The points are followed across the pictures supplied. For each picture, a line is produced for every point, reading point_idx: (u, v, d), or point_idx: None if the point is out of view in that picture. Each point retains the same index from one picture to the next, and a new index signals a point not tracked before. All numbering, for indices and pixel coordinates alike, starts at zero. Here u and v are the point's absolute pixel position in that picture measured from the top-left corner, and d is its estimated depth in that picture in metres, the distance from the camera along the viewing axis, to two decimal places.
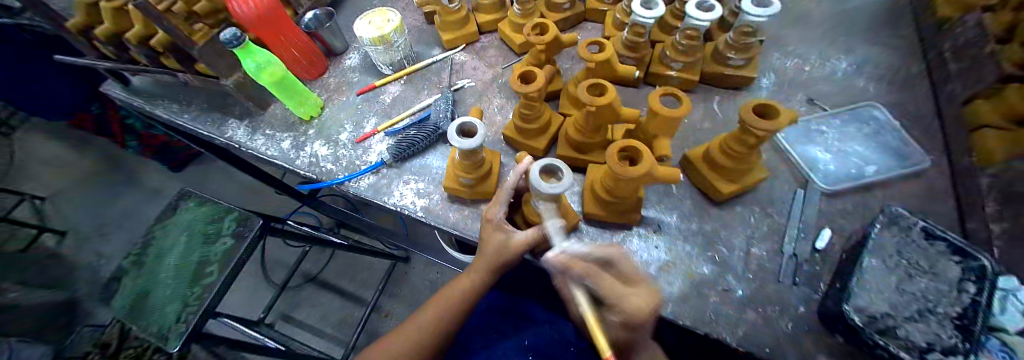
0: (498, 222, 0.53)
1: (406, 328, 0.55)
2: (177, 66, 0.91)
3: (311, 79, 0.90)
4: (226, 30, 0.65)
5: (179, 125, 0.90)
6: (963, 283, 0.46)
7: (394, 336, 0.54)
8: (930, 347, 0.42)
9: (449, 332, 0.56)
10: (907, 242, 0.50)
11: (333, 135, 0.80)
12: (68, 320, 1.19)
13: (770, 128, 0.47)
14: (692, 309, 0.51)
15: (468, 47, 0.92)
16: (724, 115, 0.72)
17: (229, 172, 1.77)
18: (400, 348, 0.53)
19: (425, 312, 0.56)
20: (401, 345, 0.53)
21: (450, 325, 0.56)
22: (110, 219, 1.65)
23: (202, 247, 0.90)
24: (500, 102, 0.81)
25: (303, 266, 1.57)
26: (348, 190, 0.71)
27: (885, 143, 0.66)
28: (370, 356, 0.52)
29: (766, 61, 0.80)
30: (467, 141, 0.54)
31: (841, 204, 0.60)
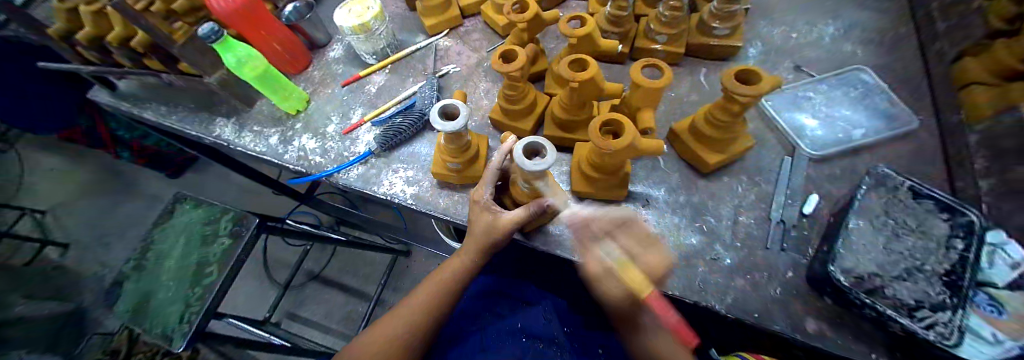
0: (485, 203, 0.54)
1: (401, 312, 0.56)
2: (161, 67, 0.91)
3: (295, 73, 0.89)
4: (204, 25, 0.65)
5: (167, 126, 0.90)
6: (951, 240, 0.46)
7: (388, 320, 0.55)
8: (919, 304, 0.43)
9: (444, 315, 0.57)
10: (895, 202, 0.50)
11: (320, 128, 0.80)
12: (76, 329, 1.20)
13: (753, 93, 0.46)
14: (682, 279, 0.51)
15: (452, 32, 0.91)
16: (710, 86, 0.71)
17: (225, 175, 1.77)
18: (396, 333, 0.53)
19: (418, 296, 0.57)
20: (397, 330, 0.53)
21: (446, 309, 0.56)
22: (111, 228, 1.66)
23: (200, 248, 0.91)
24: (486, 86, 0.80)
25: (305, 264, 1.58)
26: (338, 182, 0.71)
27: (874, 106, 0.66)
28: (367, 343, 0.53)
29: (753, 31, 0.79)
30: (450, 124, 0.54)
31: (828, 169, 0.60)
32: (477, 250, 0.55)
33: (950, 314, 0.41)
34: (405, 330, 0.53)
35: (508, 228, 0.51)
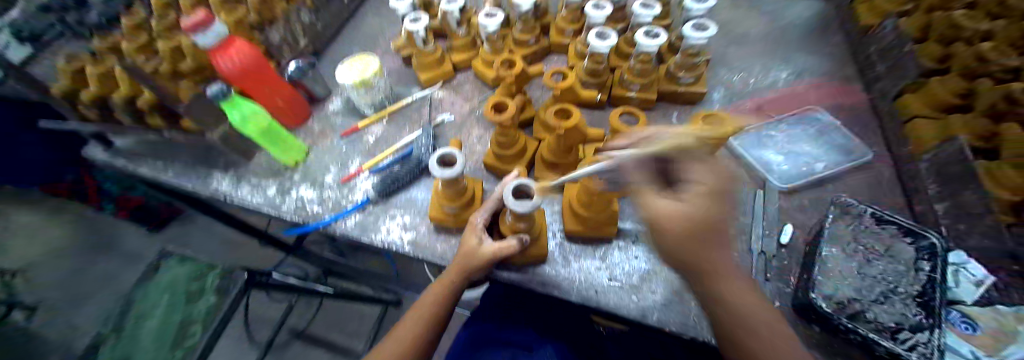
0: (477, 226, 0.58)
1: (383, 350, 0.52)
2: (163, 124, 0.94)
3: (295, 126, 0.94)
4: (213, 86, 0.70)
5: (163, 180, 0.91)
6: (918, 262, 0.50)
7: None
8: (898, 326, 0.45)
9: (425, 350, 0.54)
10: (860, 228, 0.55)
11: (318, 177, 0.82)
12: None
13: (721, 135, 0.52)
14: (677, 314, 0.53)
15: (446, 84, 0.97)
16: (684, 128, 0.78)
17: (212, 226, 1.74)
18: None
19: (402, 328, 0.54)
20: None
21: (430, 344, 0.54)
22: (84, 288, 1.57)
23: (184, 308, 0.88)
24: (479, 133, 0.86)
25: (290, 320, 1.52)
26: (334, 231, 0.72)
27: (831, 141, 0.73)
28: None
29: (716, 77, 0.88)
30: (448, 171, 0.57)
31: (798, 200, 0.64)
32: (455, 278, 0.55)
33: (928, 335, 0.44)
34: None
35: (490, 256, 0.53)
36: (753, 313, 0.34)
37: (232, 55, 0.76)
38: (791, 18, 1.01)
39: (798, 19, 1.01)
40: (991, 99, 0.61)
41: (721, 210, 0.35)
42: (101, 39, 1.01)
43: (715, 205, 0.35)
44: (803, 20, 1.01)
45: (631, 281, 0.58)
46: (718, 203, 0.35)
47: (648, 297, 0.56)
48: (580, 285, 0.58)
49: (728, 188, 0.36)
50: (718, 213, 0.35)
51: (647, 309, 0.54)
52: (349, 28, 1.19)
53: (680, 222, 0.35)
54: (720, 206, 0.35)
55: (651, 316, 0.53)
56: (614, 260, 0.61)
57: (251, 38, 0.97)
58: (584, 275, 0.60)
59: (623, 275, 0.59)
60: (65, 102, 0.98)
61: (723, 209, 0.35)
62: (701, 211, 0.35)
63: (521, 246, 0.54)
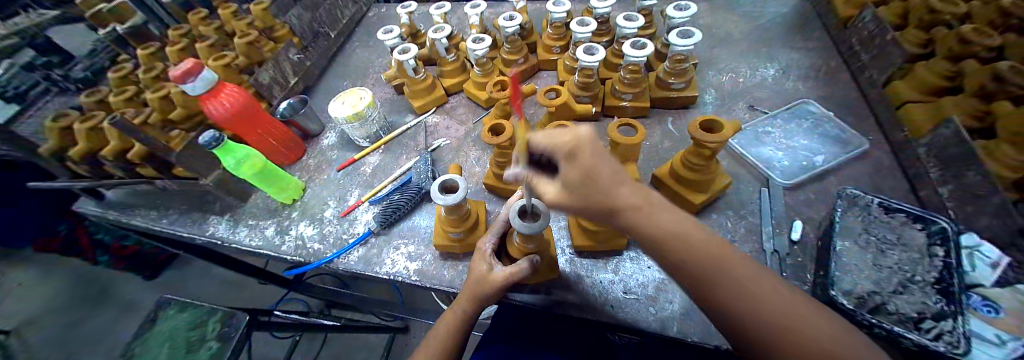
0: (485, 252, 0.57)
1: None
2: (155, 173, 0.92)
3: (291, 163, 0.93)
4: (204, 133, 0.68)
5: (157, 230, 0.89)
6: (932, 248, 0.50)
7: None
8: (921, 316, 0.44)
9: None
10: (870, 219, 0.55)
11: (318, 213, 0.81)
12: None
13: (720, 138, 0.52)
14: (698, 323, 0.52)
15: (439, 109, 0.98)
16: (680, 132, 0.78)
17: (210, 269, 1.70)
18: None
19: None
20: None
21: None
22: (80, 344, 1.52)
23: (185, 357, 0.85)
24: (477, 154, 0.85)
25: (295, 358, 1.47)
26: (338, 267, 0.70)
27: (826, 133, 0.74)
28: None
29: (704, 80, 0.90)
30: (450, 197, 0.57)
31: (803, 195, 0.64)
32: (469, 306, 0.53)
33: (953, 322, 0.42)
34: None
35: (501, 281, 0.51)
36: (691, 255, 0.32)
37: (223, 100, 0.76)
38: (770, 16, 1.04)
39: (777, 16, 1.04)
40: (978, 80, 0.63)
41: (588, 171, 0.32)
42: (89, 94, 1.01)
43: (580, 171, 0.32)
44: (781, 17, 1.03)
45: (647, 293, 0.57)
46: (580, 167, 0.32)
47: (665, 307, 0.54)
48: (593, 301, 0.57)
49: (583, 144, 0.32)
50: (588, 174, 0.32)
51: (667, 320, 0.53)
52: (338, 62, 1.21)
53: (569, 200, 0.34)
54: (585, 168, 0.32)
55: (672, 327, 0.52)
56: (626, 272, 0.60)
57: (242, 82, 0.97)
58: (597, 290, 0.58)
59: (636, 287, 0.58)
60: (54, 160, 0.96)
61: (589, 169, 0.32)
62: (574, 182, 0.32)
63: (532, 267, 0.52)
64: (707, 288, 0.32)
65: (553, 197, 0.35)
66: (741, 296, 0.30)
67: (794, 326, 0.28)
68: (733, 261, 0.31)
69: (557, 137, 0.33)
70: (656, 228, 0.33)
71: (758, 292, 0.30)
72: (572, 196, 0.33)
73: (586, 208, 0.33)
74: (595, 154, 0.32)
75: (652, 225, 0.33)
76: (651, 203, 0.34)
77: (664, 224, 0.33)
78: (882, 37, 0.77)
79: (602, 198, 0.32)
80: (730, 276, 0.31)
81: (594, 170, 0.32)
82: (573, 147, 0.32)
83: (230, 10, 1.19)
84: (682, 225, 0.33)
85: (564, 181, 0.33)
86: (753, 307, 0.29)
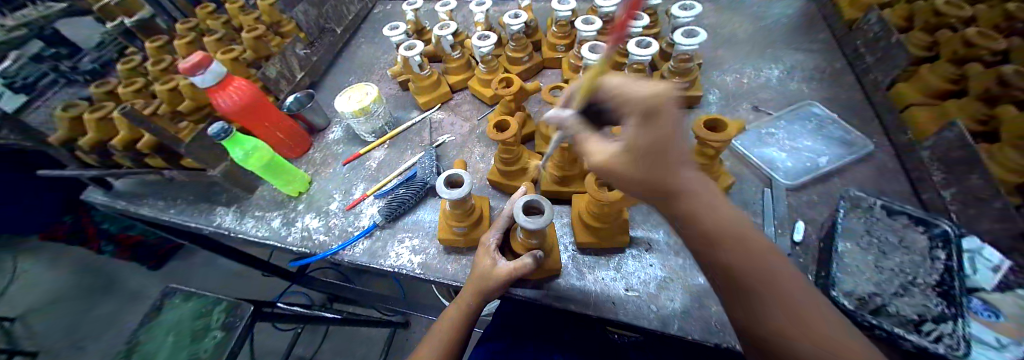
0: (489, 247, 0.57)
1: None
2: (163, 163, 0.93)
3: (297, 157, 0.93)
4: (213, 125, 0.69)
5: (165, 220, 0.90)
6: (934, 251, 0.50)
7: None
8: (921, 318, 0.45)
9: None
10: (872, 221, 0.55)
11: (323, 206, 0.82)
12: None
13: (724, 137, 0.52)
14: (699, 321, 0.52)
15: (444, 105, 0.99)
16: None
17: (213, 260, 1.72)
18: None
19: (422, 354, 0.54)
20: None
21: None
22: (85, 333, 1.54)
23: (190, 346, 0.86)
24: (481, 150, 0.86)
25: (296, 350, 1.49)
26: (343, 259, 0.71)
27: (830, 135, 0.74)
28: None
29: (709, 80, 0.90)
30: (455, 191, 0.57)
31: (806, 196, 0.65)
32: (472, 300, 0.54)
33: (953, 324, 0.43)
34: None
35: (505, 276, 0.51)
36: (740, 253, 0.31)
37: (231, 92, 0.77)
38: (775, 18, 1.04)
39: (782, 18, 1.04)
40: (983, 84, 0.63)
41: (665, 138, 0.28)
42: (98, 85, 1.02)
43: (655, 135, 0.28)
44: (786, 18, 1.03)
45: (648, 290, 0.57)
46: (655, 131, 0.28)
47: (666, 305, 0.55)
48: (596, 297, 0.58)
49: (667, 105, 0.28)
50: (663, 141, 0.28)
51: (668, 317, 0.53)
52: (343, 58, 1.21)
53: (627, 166, 0.30)
54: (663, 133, 0.28)
55: (673, 325, 0.52)
56: (628, 270, 0.61)
57: (249, 75, 0.98)
58: (599, 287, 0.59)
59: (639, 284, 0.58)
60: (63, 150, 0.97)
61: (666, 136, 0.28)
62: (644, 146, 0.29)
63: (536, 262, 0.53)
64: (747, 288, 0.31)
65: (608, 161, 0.31)
66: (776, 299, 0.30)
67: (832, 341, 0.27)
68: (780, 266, 0.31)
69: (640, 90, 0.29)
70: (709, 220, 0.31)
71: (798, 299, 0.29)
72: (633, 162, 0.30)
73: (645, 179, 0.30)
74: (677, 121, 0.29)
75: (705, 217, 0.31)
76: (710, 194, 0.32)
77: (718, 219, 0.32)
78: (887, 40, 0.77)
79: (666, 174, 0.29)
80: (775, 281, 0.30)
81: (671, 139, 0.28)
82: (656, 105, 0.28)
83: (237, 4, 1.20)
84: (737, 223, 0.32)
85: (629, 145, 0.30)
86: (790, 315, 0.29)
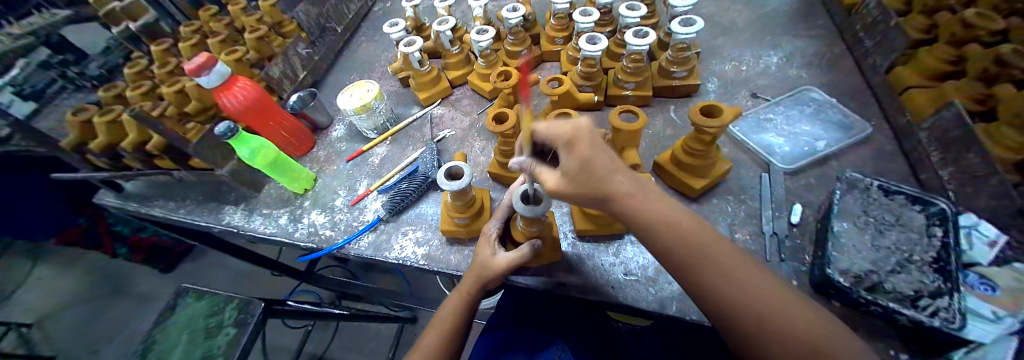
0: (490, 237, 0.59)
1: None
2: (172, 165, 0.96)
3: (301, 154, 0.95)
4: (219, 124, 0.71)
5: (175, 219, 0.92)
6: (930, 229, 0.51)
7: None
8: (918, 294, 0.46)
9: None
10: (870, 200, 0.56)
11: (328, 202, 0.84)
12: None
13: (721, 124, 0.53)
14: (696, 303, 0.53)
15: (445, 101, 1.00)
16: (682, 120, 0.79)
17: (224, 260, 1.75)
18: None
19: (427, 338, 0.55)
20: None
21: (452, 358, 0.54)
22: (101, 334, 1.58)
23: (203, 342, 0.88)
24: (481, 144, 0.87)
25: (307, 347, 1.51)
26: (349, 252, 0.72)
27: (829, 119, 0.74)
28: None
29: (707, 69, 0.90)
30: (456, 183, 0.58)
31: (804, 180, 0.65)
32: (470, 287, 0.55)
33: (949, 299, 0.44)
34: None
35: (504, 264, 0.53)
36: (682, 245, 0.35)
37: (236, 93, 0.79)
38: (774, 4, 1.04)
39: (781, 4, 1.03)
40: (981, 64, 0.63)
41: (586, 160, 0.34)
42: (106, 90, 1.04)
43: (578, 160, 0.34)
44: (785, 5, 1.03)
45: (647, 274, 0.58)
46: (580, 156, 0.34)
47: (665, 288, 0.56)
48: (595, 282, 0.59)
49: (581, 135, 0.34)
50: (588, 162, 0.34)
51: (666, 299, 0.54)
52: (343, 56, 1.23)
53: (569, 190, 0.36)
54: (583, 157, 0.34)
55: (671, 307, 0.53)
56: (627, 255, 0.62)
57: (253, 76, 1.00)
58: (599, 272, 0.60)
59: (638, 269, 0.59)
60: (75, 154, 1.00)
61: (589, 158, 0.34)
62: (574, 171, 0.35)
63: (534, 252, 0.53)
64: (694, 275, 0.34)
65: (553, 187, 0.36)
66: (718, 279, 0.33)
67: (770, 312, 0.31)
68: (718, 248, 0.34)
69: (554, 128, 0.35)
70: (648, 215, 0.36)
71: (739, 278, 0.33)
72: (572, 184, 0.35)
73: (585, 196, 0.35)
74: (593, 146, 0.35)
75: (644, 212, 0.36)
76: (645, 192, 0.37)
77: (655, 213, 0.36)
78: (885, 23, 0.77)
79: (601, 186, 0.35)
80: (715, 261, 0.33)
81: (593, 159, 0.34)
82: (571, 137, 0.34)
83: (238, 6, 1.21)
84: (670, 213, 0.36)
85: (564, 171, 0.35)
86: (738, 293, 0.32)
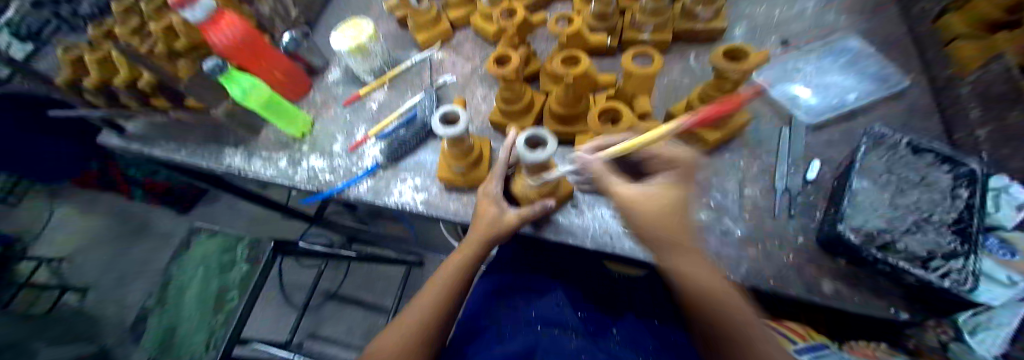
0: (495, 196, 0.56)
1: (413, 307, 0.53)
2: (168, 104, 0.93)
3: (299, 97, 0.91)
4: (208, 60, 0.67)
5: (177, 160, 0.91)
6: (956, 190, 0.47)
7: (398, 324, 0.52)
8: (931, 255, 0.44)
9: (453, 311, 0.54)
10: (894, 158, 0.51)
11: (327, 147, 0.82)
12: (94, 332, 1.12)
13: (740, 68, 0.48)
14: (696, 255, 0.52)
15: (446, 44, 0.93)
16: (702, 68, 0.74)
17: (236, 206, 1.79)
18: (407, 339, 0.49)
19: (434, 287, 0.55)
20: (408, 328, 0.50)
21: (453, 314, 0.54)
22: (128, 270, 1.67)
23: (219, 276, 0.96)
24: (483, 92, 0.83)
25: (322, 284, 1.60)
26: (349, 197, 0.72)
27: (864, 71, 0.68)
28: (378, 346, 0.50)
29: (735, 12, 0.81)
30: (451, 129, 0.55)
31: (826, 136, 0.62)
32: (473, 241, 0.55)
33: (964, 261, 0.42)
34: (413, 339, 0.49)
35: (516, 220, 0.54)
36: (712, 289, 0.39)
37: (224, 30, 0.72)
38: None
39: None
40: None
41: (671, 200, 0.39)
42: (95, 26, 0.99)
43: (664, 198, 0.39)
44: None
45: None
46: (671, 194, 0.40)
47: None
48: (596, 234, 0.58)
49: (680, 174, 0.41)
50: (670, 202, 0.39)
51: None
52: None
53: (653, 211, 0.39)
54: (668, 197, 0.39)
55: None
56: None
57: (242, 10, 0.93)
58: (602, 225, 0.59)
59: None
60: (73, 93, 0.97)
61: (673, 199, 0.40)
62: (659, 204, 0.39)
63: (545, 210, 0.56)
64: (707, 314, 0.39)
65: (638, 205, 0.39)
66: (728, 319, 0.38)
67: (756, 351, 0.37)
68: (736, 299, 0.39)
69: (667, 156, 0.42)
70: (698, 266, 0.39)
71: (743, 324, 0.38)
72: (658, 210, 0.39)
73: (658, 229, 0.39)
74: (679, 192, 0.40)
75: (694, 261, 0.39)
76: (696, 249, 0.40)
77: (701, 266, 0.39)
78: None
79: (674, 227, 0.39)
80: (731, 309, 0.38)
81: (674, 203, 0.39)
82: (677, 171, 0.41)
83: None
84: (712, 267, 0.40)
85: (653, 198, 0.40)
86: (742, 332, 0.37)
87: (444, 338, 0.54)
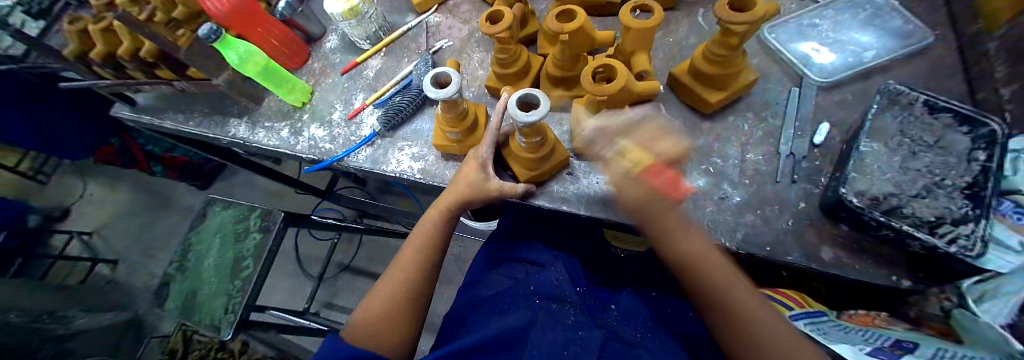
0: (483, 160, 0.56)
1: (396, 269, 0.54)
2: (173, 76, 0.94)
3: (297, 67, 0.91)
4: (202, 25, 0.67)
5: (185, 132, 0.93)
6: (973, 153, 0.44)
7: (382, 285, 0.53)
8: (939, 220, 0.42)
9: (433, 271, 0.55)
10: (909, 120, 0.49)
11: (326, 116, 0.82)
12: (124, 300, 1.19)
13: (748, 19, 0.45)
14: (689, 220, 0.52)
15: (441, 7, 0.90)
16: (711, 26, 0.70)
17: (249, 181, 1.84)
18: (391, 300, 0.51)
19: (409, 250, 0.56)
20: (394, 289, 0.52)
21: (432, 275, 0.55)
22: (155, 242, 1.76)
23: (234, 244, 0.97)
24: (480, 56, 0.80)
25: (335, 256, 1.66)
26: (348, 165, 0.73)
27: (884, 25, 0.63)
28: (368, 305, 0.52)
29: None
30: (443, 90, 0.54)
31: (838, 96, 0.58)
32: (453, 203, 0.55)
33: (973, 226, 0.40)
34: (396, 299, 0.51)
35: (498, 192, 0.54)
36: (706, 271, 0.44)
37: None
38: None
39: None
40: None
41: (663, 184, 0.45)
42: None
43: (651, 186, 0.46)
44: None
45: None
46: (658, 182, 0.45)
47: None
48: (589, 201, 0.57)
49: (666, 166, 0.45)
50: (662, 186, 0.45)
51: None
52: None
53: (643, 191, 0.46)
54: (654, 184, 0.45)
55: None
56: None
57: None
58: (594, 193, 0.58)
59: None
60: (81, 66, 0.98)
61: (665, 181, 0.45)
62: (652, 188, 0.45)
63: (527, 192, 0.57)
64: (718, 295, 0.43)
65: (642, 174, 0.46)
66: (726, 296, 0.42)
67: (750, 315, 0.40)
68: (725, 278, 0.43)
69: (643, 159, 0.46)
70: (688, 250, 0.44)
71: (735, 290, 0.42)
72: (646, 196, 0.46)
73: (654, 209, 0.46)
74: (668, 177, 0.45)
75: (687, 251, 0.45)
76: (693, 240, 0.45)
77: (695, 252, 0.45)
78: None
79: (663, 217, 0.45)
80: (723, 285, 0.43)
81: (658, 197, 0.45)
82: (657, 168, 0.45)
83: None
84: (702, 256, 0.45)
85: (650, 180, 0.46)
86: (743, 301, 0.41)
87: (430, 301, 0.55)
